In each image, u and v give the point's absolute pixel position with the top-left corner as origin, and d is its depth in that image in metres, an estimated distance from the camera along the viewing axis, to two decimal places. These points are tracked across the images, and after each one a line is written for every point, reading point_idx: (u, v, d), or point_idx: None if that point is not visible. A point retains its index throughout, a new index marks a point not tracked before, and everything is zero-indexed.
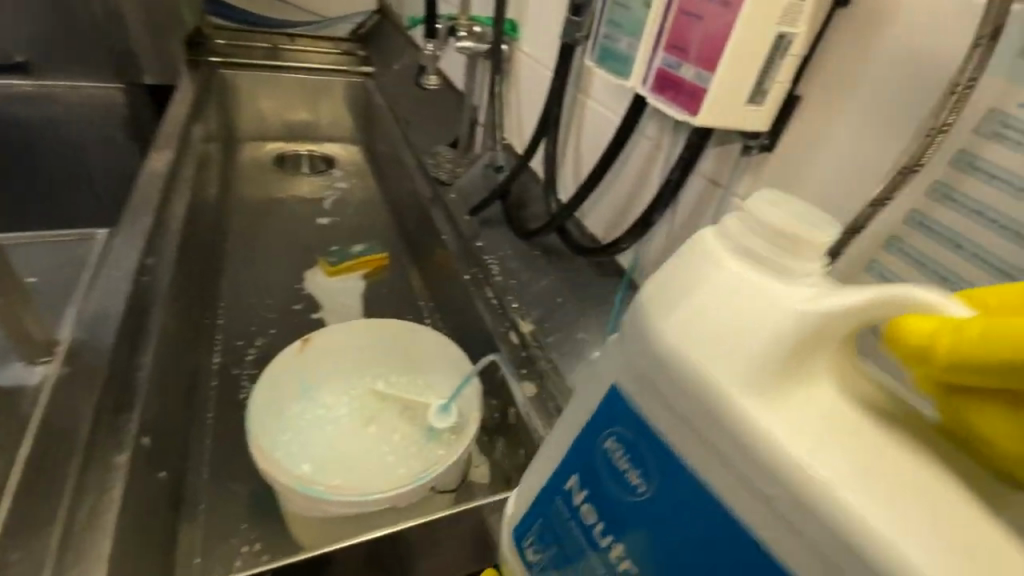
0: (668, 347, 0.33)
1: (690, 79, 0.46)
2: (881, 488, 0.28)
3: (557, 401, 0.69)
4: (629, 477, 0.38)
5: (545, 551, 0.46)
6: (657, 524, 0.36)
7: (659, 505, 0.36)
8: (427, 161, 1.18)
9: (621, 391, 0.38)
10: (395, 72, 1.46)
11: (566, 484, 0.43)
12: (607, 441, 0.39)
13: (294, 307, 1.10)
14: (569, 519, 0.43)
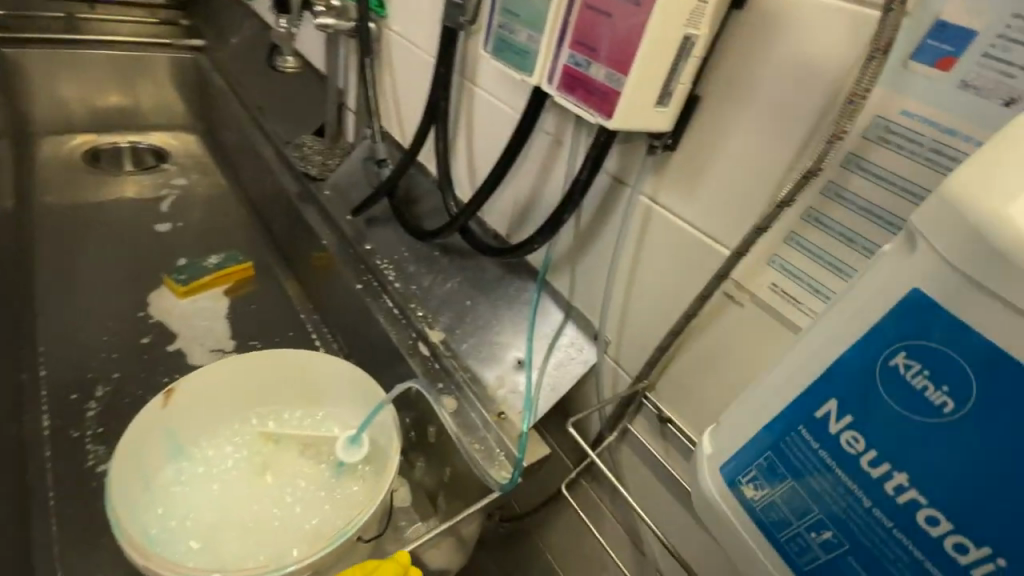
0: (1022, 229, 0.26)
1: (601, 79, 0.44)
2: None
3: (479, 411, 0.66)
4: (934, 397, 0.29)
5: (773, 492, 0.37)
6: (990, 461, 0.28)
7: (991, 439, 0.28)
8: (291, 152, 1.03)
9: (933, 297, 0.29)
10: (234, 47, 1.25)
11: (818, 411, 0.34)
12: (896, 355, 0.31)
13: (141, 340, 0.90)
14: (819, 451, 0.34)
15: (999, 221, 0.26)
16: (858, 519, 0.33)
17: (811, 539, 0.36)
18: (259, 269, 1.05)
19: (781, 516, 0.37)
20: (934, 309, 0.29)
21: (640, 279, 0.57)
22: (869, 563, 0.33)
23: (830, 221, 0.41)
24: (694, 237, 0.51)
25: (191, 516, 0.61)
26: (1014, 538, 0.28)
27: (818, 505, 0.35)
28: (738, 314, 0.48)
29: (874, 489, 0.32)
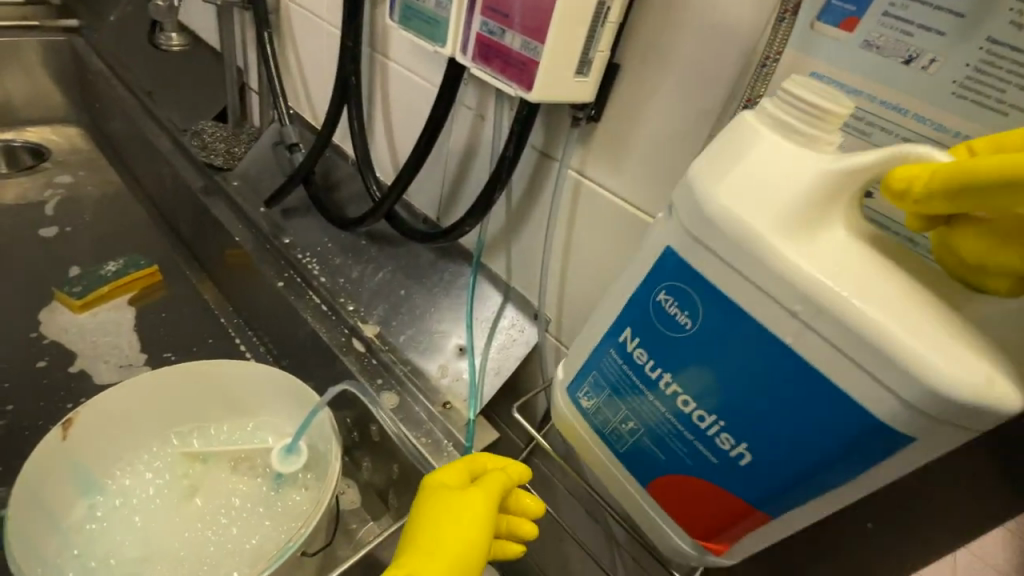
0: (721, 200, 0.31)
1: (517, 48, 0.41)
2: (905, 317, 0.28)
3: (423, 403, 0.64)
4: (680, 318, 0.35)
5: (597, 402, 0.42)
6: (715, 363, 0.34)
7: (715, 352, 0.34)
8: (189, 141, 0.93)
9: (675, 249, 0.35)
10: (111, 24, 1.11)
11: (619, 336, 0.39)
12: (661, 291, 0.36)
13: (35, 365, 0.80)
14: (623, 370, 0.39)
15: (706, 196, 0.32)
16: (643, 417, 0.39)
17: (620, 436, 0.41)
18: (167, 273, 0.96)
19: (604, 422, 0.42)
20: (677, 256, 0.35)
21: (574, 256, 0.56)
22: (656, 451, 0.39)
23: None
24: (621, 209, 0.50)
25: (114, 554, 0.56)
26: (734, 419, 0.34)
27: (622, 409, 0.40)
28: None
29: (650, 390, 0.38)
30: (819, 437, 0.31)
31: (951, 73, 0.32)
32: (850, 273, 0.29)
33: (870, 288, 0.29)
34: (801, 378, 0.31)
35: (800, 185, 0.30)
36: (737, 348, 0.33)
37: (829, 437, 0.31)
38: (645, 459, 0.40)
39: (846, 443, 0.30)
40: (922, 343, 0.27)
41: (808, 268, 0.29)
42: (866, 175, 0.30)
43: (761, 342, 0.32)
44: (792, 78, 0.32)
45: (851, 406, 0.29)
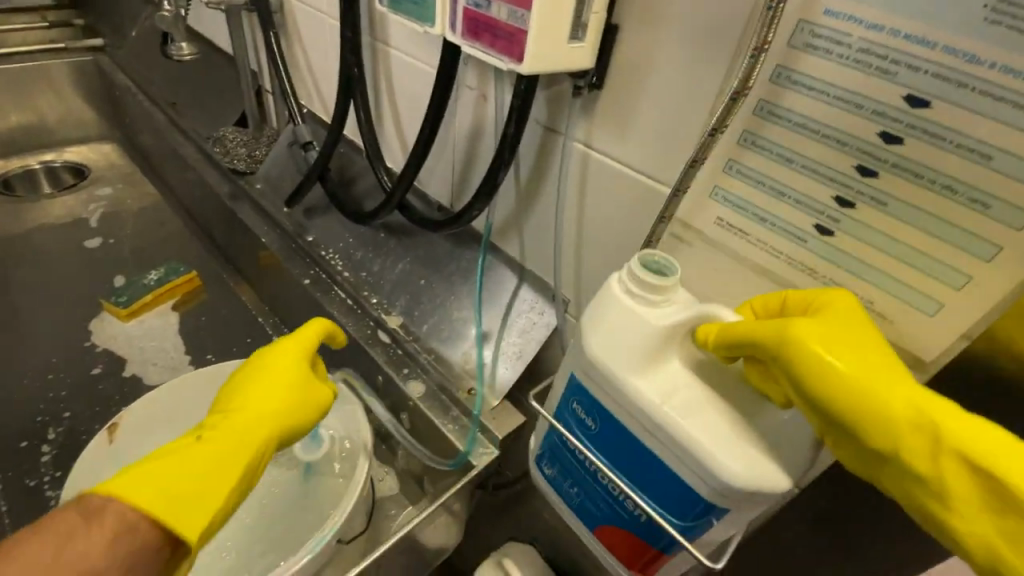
0: (594, 348, 0.41)
1: (505, 18, 0.39)
2: (723, 439, 0.38)
3: (449, 391, 0.65)
4: (588, 422, 0.45)
5: (550, 473, 0.51)
6: (618, 457, 0.43)
7: (614, 450, 0.44)
8: (212, 148, 0.96)
9: (577, 373, 0.44)
10: (134, 41, 1.15)
11: (558, 426, 0.48)
12: (575, 402, 0.45)
13: (91, 372, 0.85)
14: (563, 452, 0.49)
15: (587, 345, 0.42)
16: (579, 483, 0.48)
17: (569, 498, 0.50)
18: (204, 278, 0.99)
19: (556, 487, 0.51)
20: (578, 382, 0.44)
21: (587, 232, 0.54)
22: (590, 515, 0.48)
23: (767, 141, 0.38)
24: (631, 179, 0.48)
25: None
26: (634, 499, 0.44)
27: (566, 481, 0.50)
28: (689, 255, 0.46)
29: (577, 463, 0.47)
30: (676, 500, 0.41)
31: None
32: (682, 400, 0.39)
33: (693, 416, 0.38)
34: (655, 465, 0.41)
35: (644, 342, 0.40)
36: (610, 443, 0.44)
37: (686, 502, 0.40)
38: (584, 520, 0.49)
39: (697, 508, 0.40)
40: (733, 456, 0.37)
41: (652, 402, 0.39)
42: (693, 322, 0.39)
43: (641, 448, 0.41)
44: (636, 255, 0.41)
45: (688, 487, 0.39)
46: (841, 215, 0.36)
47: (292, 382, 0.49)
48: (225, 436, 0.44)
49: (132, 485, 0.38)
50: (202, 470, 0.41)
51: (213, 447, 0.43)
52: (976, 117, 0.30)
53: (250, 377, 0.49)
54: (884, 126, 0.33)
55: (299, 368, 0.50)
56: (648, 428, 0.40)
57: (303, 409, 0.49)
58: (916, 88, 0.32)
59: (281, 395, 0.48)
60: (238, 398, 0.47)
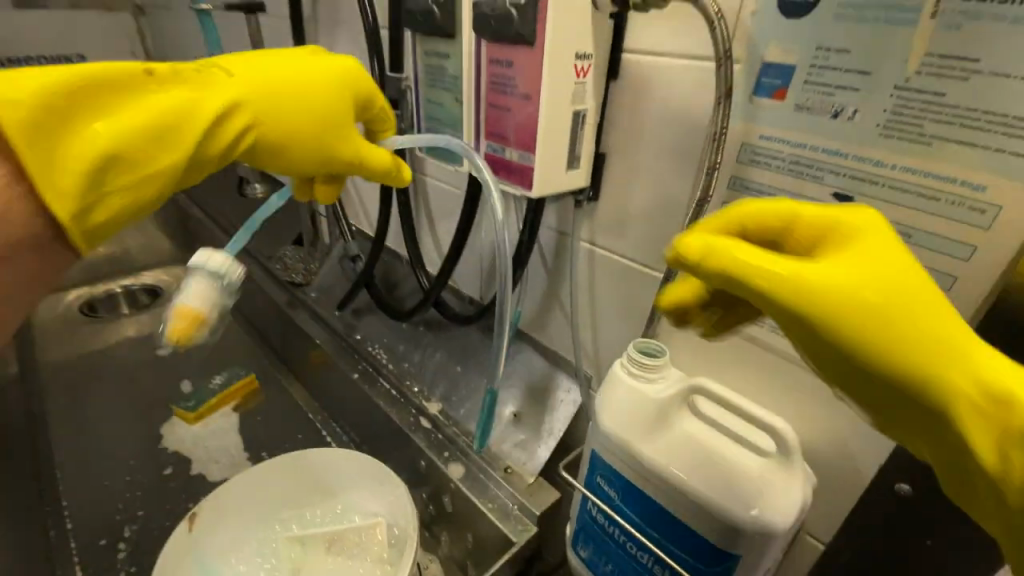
0: (606, 423, 0.48)
1: (516, 160, 0.50)
2: (733, 490, 0.42)
3: (487, 470, 0.69)
4: (609, 492, 0.50)
5: (586, 553, 0.54)
6: (641, 522, 0.48)
7: (636, 515, 0.48)
8: (274, 265, 1.11)
9: (592, 447, 0.51)
10: (208, 180, 1.37)
11: (587, 503, 0.53)
12: (597, 476, 0.50)
13: (162, 472, 0.93)
14: (594, 526, 0.53)
15: (600, 422, 0.49)
16: (612, 559, 0.52)
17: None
18: (262, 379, 1.10)
19: (595, 567, 0.54)
20: (597, 455, 0.50)
21: (600, 315, 0.62)
22: None
23: None
24: (630, 269, 0.57)
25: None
26: (661, 561, 0.47)
27: (603, 557, 0.53)
28: (687, 330, 0.53)
29: (607, 535, 0.51)
30: (698, 554, 0.44)
31: (872, 123, 0.37)
32: (688, 461, 0.44)
33: (701, 473, 0.43)
34: (674, 524, 0.45)
35: (646, 413, 0.46)
36: (632, 512, 0.48)
37: (707, 553, 0.43)
38: None
39: (718, 557, 0.43)
40: (741, 505, 0.41)
41: (663, 464, 0.44)
42: (682, 392, 0.47)
43: (659, 510, 0.46)
44: (632, 343, 0.50)
45: (708, 539, 0.43)
46: None
47: (303, 98, 0.47)
48: (190, 116, 0.41)
49: (40, 126, 0.35)
50: (144, 139, 0.39)
51: (167, 115, 0.40)
52: (894, 207, 0.37)
53: (262, 64, 0.46)
54: None
55: (330, 96, 0.48)
56: (665, 489, 0.45)
57: (307, 147, 0.48)
58: (842, 187, 0.39)
59: (280, 109, 0.46)
60: (237, 78, 0.44)
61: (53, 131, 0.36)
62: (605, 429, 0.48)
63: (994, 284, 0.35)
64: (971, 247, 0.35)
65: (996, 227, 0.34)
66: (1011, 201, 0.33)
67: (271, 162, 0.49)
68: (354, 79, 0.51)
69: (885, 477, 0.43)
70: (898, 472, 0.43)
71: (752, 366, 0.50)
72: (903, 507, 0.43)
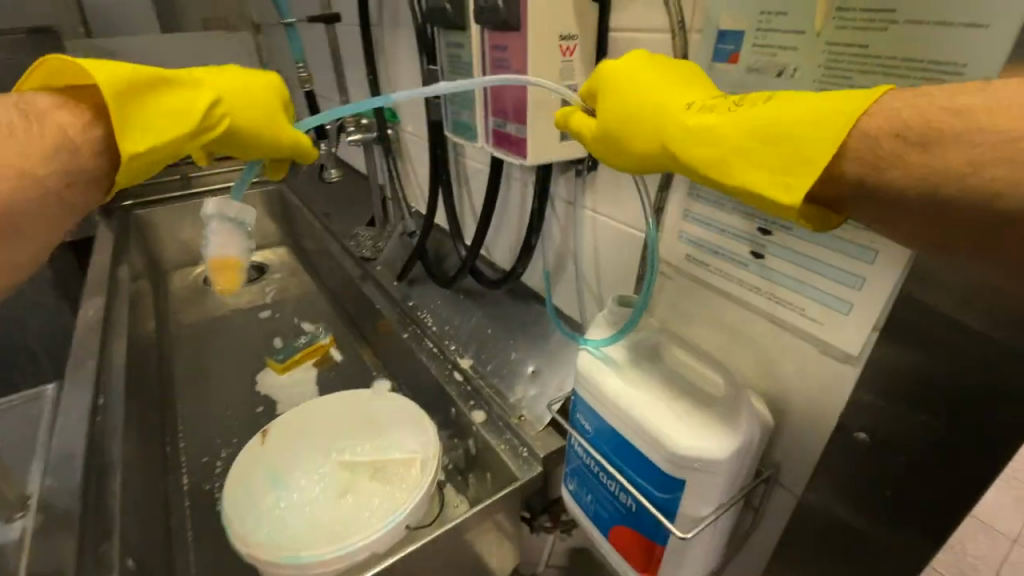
0: (581, 364, 0.54)
1: (515, 133, 0.58)
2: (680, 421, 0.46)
3: (504, 417, 0.77)
4: (587, 428, 0.56)
5: (574, 487, 0.61)
6: (612, 453, 0.53)
7: (608, 447, 0.53)
8: (350, 243, 1.25)
9: (575, 388, 0.57)
10: (305, 173, 1.59)
11: (572, 441, 0.59)
12: (579, 413, 0.57)
13: (256, 409, 1.11)
14: (578, 462, 0.59)
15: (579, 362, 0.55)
16: (591, 491, 0.57)
17: (590, 508, 0.58)
18: (338, 343, 1.27)
19: (580, 499, 0.60)
20: (577, 394, 0.56)
21: (604, 277, 0.68)
22: (606, 516, 0.56)
23: (707, 193, 0.50)
24: (626, 232, 0.62)
25: (267, 524, 0.71)
26: (629, 489, 0.52)
27: (586, 489, 0.58)
28: (674, 287, 0.57)
29: (588, 468, 0.57)
30: (655, 480, 0.49)
31: (810, 79, 0.39)
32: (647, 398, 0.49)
33: (653, 408, 0.48)
34: (635, 453, 0.50)
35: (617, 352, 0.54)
36: (601, 443, 0.54)
37: (661, 480, 0.48)
38: (603, 523, 0.57)
39: (669, 483, 0.47)
40: (683, 434, 0.45)
41: (619, 399, 0.50)
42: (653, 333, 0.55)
43: (622, 443, 0.51)
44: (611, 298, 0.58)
45: (657, 467, 0.47)
46: (765, 241, 0.47)
47: (264, 97, 0.59)
48: (192, 100, 0.54)
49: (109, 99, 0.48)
50: (165, 119, 0.51)
51: (178, 107, 0.52)
52: None
53: (230, 75, 0.59)
54: None
55: (274, 98, 0.60)
56: (624, 422, 0.50)
57: (265, 137, 0.59)
58: None
59: (250, 103, 0.58)
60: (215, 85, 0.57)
61: (125, 99, 0.49)
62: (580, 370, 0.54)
63: None
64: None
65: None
66: None
67: (237, 147, 0.60)
68: (278, 86, 0.62)
69: (846, 426, 0.45)
70: (859, 421, 0.44)
71: (727, 323, 0.53)
72: (865, 456, 0.45)
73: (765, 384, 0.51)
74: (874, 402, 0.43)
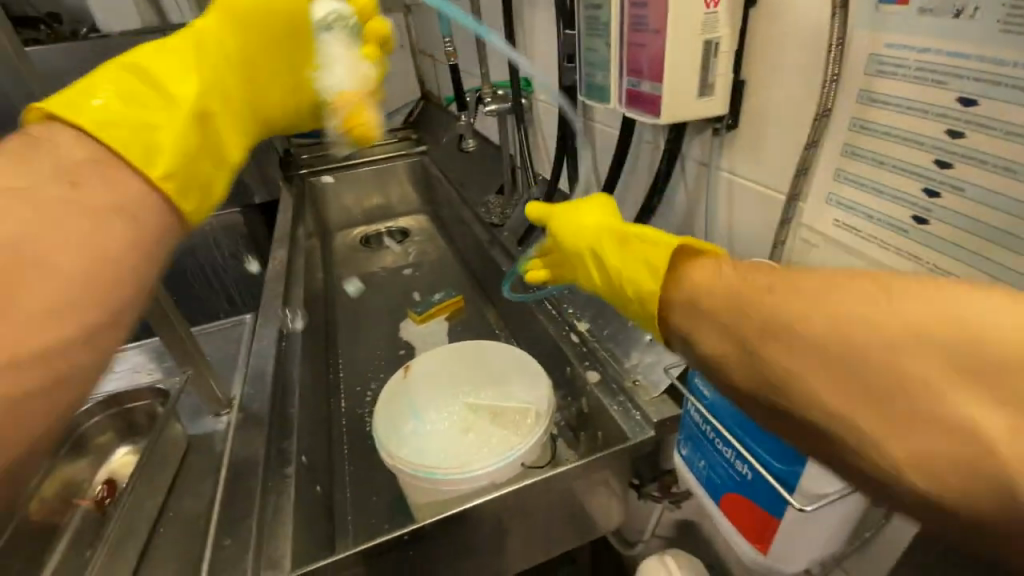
0: None
1: (649, 90, 0.58)
2: None
3: (618, 380, 0.79)
4: (704, 392, 0.56)
5: (686, 452, 0.61)
6: (728, 418, 0.52)
7: (724, 412, 0.53)
8: (481, 210, 1.33)
9: None
10: (444, 145, 1.72)
11: (687, 405, 0.59)
12: (697, 377, 0.57)
13: (398, 353, 1.25)
14: (691, 426, 0.59)
15: None
16: (704, 456, 0.57)
17: (701, 473, 0.58)
18: (468, 303, 1.37)
19: (691, 463, 0.60)
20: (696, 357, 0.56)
21: (736, 244, 0.65)
22: (718, 481, 0.56)
23: (863, 151, 0.46)
24: (761, 193, 0.59)
25: (405, 446, 0.83)
26: (743, 455, 0.51)
27: (698, 454, 0.58)
28: (817, 256, 0.53)
29: (701, 432, 0.57)
30: (774, 448, 0.48)
31: (993, 21, 0.35)
32: None
33: None
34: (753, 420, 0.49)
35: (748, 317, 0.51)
36: (720, 414, 0.53)
37: (780, 449, 0.47)
38: (713, 488, 0.57)
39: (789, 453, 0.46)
40: None
41: None
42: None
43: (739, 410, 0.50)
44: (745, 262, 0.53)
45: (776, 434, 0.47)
46: (930, 205, 0.42)
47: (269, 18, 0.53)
48: (179, 73, 0.47)
49: (73, 103, 0.41)
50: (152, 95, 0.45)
51: (178, 74, 0.47)
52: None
53: (221, 21, 0.53)
54: (950, 125, 0.40)
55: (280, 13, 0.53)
56: None
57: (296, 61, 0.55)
58: (968, 91, 0.38)
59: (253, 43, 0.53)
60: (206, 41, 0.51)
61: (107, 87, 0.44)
62: None
63: None
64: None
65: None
66: None
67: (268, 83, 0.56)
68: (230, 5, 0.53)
69: None
70: None
71: None
72: None
73: None
74: None
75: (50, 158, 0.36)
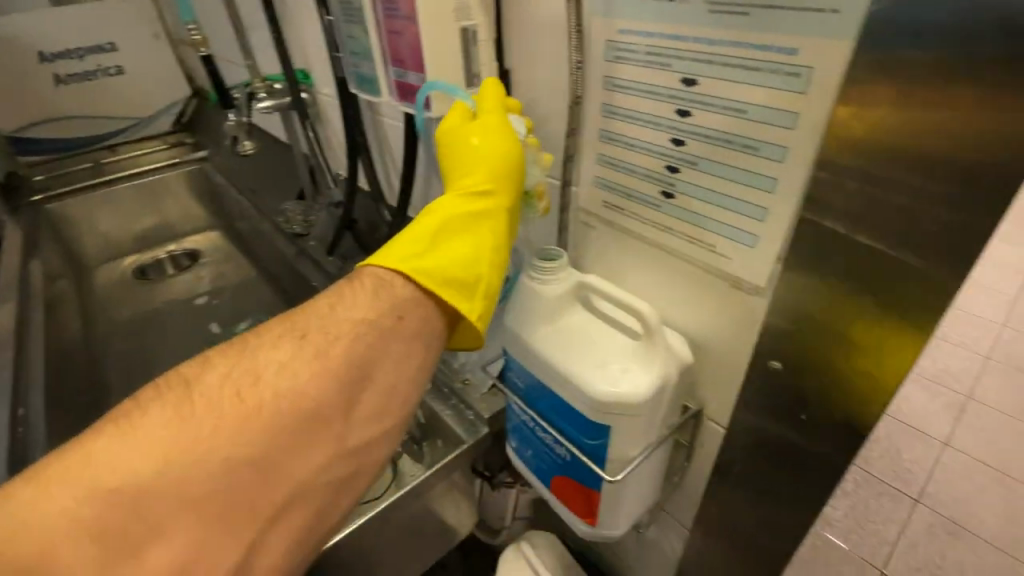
0: (507, 322, 0.54)
1: (417, 82, 0.55)
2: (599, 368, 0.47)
3: (447, 383, 0.76)
4: (518, 384, 0.56)
5: (514, 445, 0.61)
6: (542, 404, 0.53)
7: (537, 399, 0.53)
8: (279, 220, 1.18)
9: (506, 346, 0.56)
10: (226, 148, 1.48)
11: (506, 399, 0.59)
12: (510, 370, 0.56)
13: None
14: (514, 419, 0.59)
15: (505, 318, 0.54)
16: (530, 446, 0.58)
17: (531, 462, 0.59)
18: None
19: (521, 455, 0.60)
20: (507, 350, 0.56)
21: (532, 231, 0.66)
22: (545, 467, 0.57)
23: (618, 134, 0.49)
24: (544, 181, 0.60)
25: None
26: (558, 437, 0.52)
27: (525, 445, 0.59)
28: (598, 237, 0.56)
29: (523, 424, 0.57)
30: (581, 426, 0.49)
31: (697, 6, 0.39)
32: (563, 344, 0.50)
33: (573, 356, 0.48)
34: (562, 404, 0.50)
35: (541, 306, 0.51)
36: (534, 401, 0.54)
37: (585, 425, 0.49)
38: (542, 475, 0.58)
39: (594, 428, 0.48)
40: (604, 379, 0.46)
41: (543, 352, 0.50)
42: (573, 290, 0.52)
43: (548, 395, 0.51)
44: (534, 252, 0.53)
45: (581, 414, 0.48)
46: (674, 180, 0.46)
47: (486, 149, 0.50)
48: (463, 224, 0.50)
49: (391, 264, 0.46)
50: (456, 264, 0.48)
51: (440, 225, 0.49)
52: (733, 86, 0.39)
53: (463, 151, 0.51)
54: (679, 105, 0.43)
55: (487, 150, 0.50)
56: (550, 373, 0.50)
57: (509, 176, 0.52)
58: (688, 72, 0.41)
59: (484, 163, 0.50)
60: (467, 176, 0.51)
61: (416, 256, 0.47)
62: (507, 328, 0.54)
63: (815, 150, 0.37)
64: (794, 114, 0.37)
65: (809, 90, 0.36)
66: (816, 59, 0.35)
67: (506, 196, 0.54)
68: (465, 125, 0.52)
69: (760, 357, 0.46)
70: (771, 349, 0.45)
71: (646, 269, 0.53)
72: (779, 380, 0.46)
73: (687, 324, 0.52)
74: (777, 328, 0.44)
75: (378, 357, 0.43)
